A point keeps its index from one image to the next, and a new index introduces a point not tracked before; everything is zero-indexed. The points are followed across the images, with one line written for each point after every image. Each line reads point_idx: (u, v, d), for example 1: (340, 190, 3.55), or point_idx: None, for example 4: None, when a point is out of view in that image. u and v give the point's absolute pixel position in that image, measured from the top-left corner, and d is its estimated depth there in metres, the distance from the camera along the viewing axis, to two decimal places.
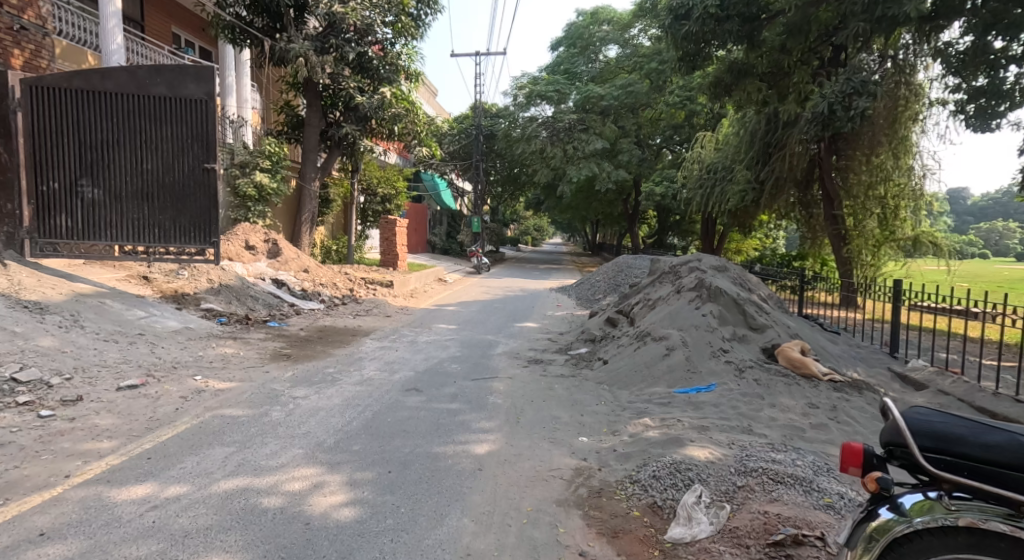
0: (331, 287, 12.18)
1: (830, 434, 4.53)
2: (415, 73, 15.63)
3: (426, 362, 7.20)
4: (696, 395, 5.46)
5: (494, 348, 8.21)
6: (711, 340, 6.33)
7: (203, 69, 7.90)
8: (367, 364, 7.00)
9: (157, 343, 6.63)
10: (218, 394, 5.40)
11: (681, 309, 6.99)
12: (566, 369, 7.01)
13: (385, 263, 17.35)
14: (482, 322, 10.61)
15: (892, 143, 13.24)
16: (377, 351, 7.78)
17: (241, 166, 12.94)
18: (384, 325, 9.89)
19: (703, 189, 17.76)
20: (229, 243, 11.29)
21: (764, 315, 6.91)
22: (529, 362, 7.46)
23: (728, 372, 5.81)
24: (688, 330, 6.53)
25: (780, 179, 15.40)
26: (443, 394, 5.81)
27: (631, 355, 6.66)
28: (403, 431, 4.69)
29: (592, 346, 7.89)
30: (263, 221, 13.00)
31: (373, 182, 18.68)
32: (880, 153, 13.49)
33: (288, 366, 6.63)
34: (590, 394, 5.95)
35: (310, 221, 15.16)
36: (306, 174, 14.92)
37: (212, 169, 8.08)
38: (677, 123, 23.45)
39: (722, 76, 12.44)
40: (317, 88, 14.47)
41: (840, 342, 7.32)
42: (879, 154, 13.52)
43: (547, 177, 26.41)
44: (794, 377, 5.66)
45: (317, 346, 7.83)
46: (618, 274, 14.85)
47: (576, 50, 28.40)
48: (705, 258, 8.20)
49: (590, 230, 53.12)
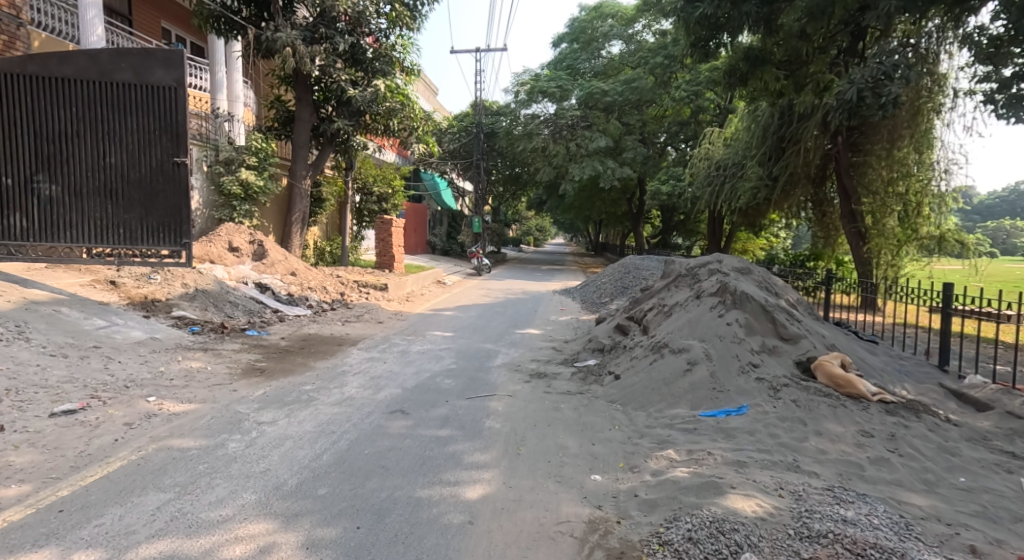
0: (320, 291, 11.45)
1: (894, 472, 3.78)
2: (410, 65, 14.90)
3: (418, 377, 6.44)
4: (726, 420, 4.70)
5: (493, 360, 7.46)
6: (738, 354, 5.58)
7: (172, 52, 7.12)
8: (350, 379, 6.25)
9: (112, 356, 5.86)
10: (171, 419, 4.63)
11: (702, 317, 6.23)
12: (573, 385, 6.26)
13: (381, 265, 16.63)
14: (481, 328, 9.87)
15: (915, 136, 12.42)
16: (363, 363, 7.03)
17: (226, 163, 12.22)
18: (374, 333, 9.14)
19: (712, 187, 16.97)
20: (210, 245, 10.67)
21: (797, 324, 6.14)
22: (532, 376, 6.70)
23: (762, 392, 5.06)
24: (712, 340, 5.79)
25: (795, 174, 14.59)
26: (433, 417, 5.05)
27: (646, 369, 5.91)
28: (383, 468, 3.94)
29: (601, 358, 7.14)
30: (249, 222, 12.30)
31: (369, 181, 17.88)
32: (903, 147, 12.68)
33: (260, 382, 5.87)
34: (602, 417, 5.19)
35: (301, 220, 14.41)
36: (296, 172, 14.18)
37: (184, 163, 7.33)
38: (683, 120, 22.66)
39: (736, 64, 11.62)
40: (307, 81, 13.80)
41: (880, 353, 6.56)
42: (902, 148, 12.68)
43: (549, 176, 25.65)
44: (839, 398, 4.90)
45: (297, 358, 7.07)
46: (625, 275, 14.10)
47: (578, 45, 27.59)
48: (726, 258, 7.43)
49: (591, 229, 52.27)
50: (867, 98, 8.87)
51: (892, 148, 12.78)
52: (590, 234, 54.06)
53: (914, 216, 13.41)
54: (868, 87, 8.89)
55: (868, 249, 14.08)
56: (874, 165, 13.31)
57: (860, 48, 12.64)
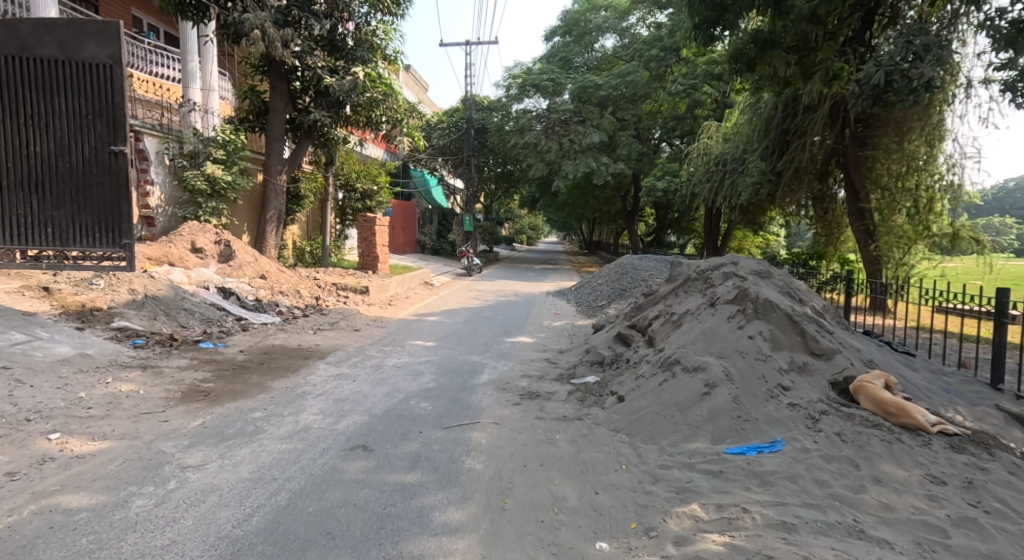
0: (292, 295, 10.50)
1: (987, 539, 2.94)
2: (393, 53, 14.09)
3: (389, 400, 5.53)
4: (758, 460, 3.85)
5: (479, 375, 6.57)
6: (765, 375, 4.73)
7: (106, 24, 6.17)
8: (310, 403, 5.35)
9: (22, 380, 4.92)
10: (71, 465, 3.72)
11: (719, 329, 5.38)
12: (569, 409, 5.40)
13: (364, 266, 15.74)
14: (467, 337, 8.97)
15: (925, 129, 11.57)
16: (328, 382, 6.12)
17: (190, 157, 11.26)
18: (347, 343, 8.23)
19: (711, 182, 16.11)
20: (169, 246, 9.79)
21: (828, 336, 5.29)
22: (523, 396, 5.81)
23: (799, 423, 4.21)
24: (732, 358, 4.96)
25: (800, 169, 13.75)
26: (401, 457, 4.16)
27: (655, 391, 5.06)
28: (328, 536, 3.07)
29: (601, 374, 6.28)
30: (216, 220, 11.39)
31: (352, 177, 16.94)
32: (913, 140, 11.82)
33: (200, 408, 4.95)
34: (605, 454, 4.32)
35: (276, 219, 13.45)
36: (270, 167, 13.22)
37: (122, 152, 6.39)
38: (679, 115, 21.78)
39: (744, 48, 10.73)
40: (281, 68, 12.83)
41: (921, 368, 5.72)
42: (913, 141, 11.83)
43: (542, 172, 24.69)
44: (892, 430, 4.04)
45: (252, 376, 6.13)
46: (622, 277, 13.28)
47: (570, 38, 26.66)
48: (742, 259, 6.54)
49: (585, 226, 51.26)
50: (896, 82, 7.97)
51: (902, 142, 11.96)
52: (583, 231, 53.05)
53: (924, 212, 12.44)
54: (896, 69, 8.02)
55: (875, 248, 13.21)
56: (882, 159, 12.53)
57: (866, 37, 11.72)
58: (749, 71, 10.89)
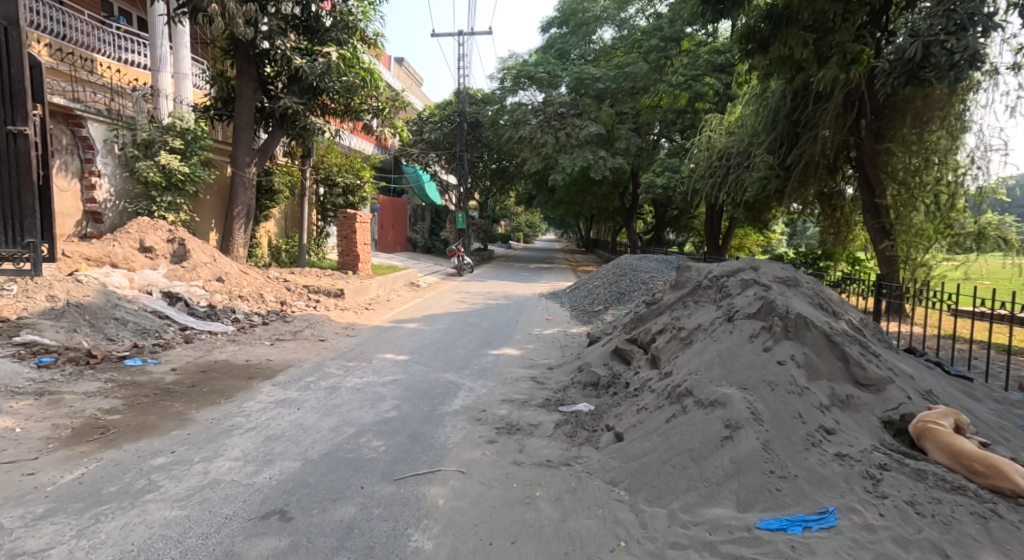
0: (253, 300, 9.45)
1: None
2: (373, 36, 13.11)
3: (333, 439, 4.48)
4: (803, 545, 2.84)
5: (451, 401, 5.52)
6: (802, 414, 3.69)
7: None
8: (234, 442, 4.29)
9: None
10: None
11: (738, 351, 4.36)
12: (555, 449, 4.36)
13: (344, 266, 14.69)
14: (445, 349, 7.92)
15: (947, 119, 10.59)
16: (267, 412, 5.07)
17: (144, 146, 10.27)
18: (305, 358, 7.18)
19: (714, 178, 14.63)
20: (113, 245, 8.82)
21: (876, 360, 4.24)
22: (502, 430, 4.76)
23: (853, 485, 3.17)
24: (757, 390, 3.93)
25: (811, 164, 12.48)
26: (326, 533, 3.15)
27: (661, 431, 4.02)
28: None
29: (595, 401, 5.24)
30: (172, 216, 10.38)
31: (333, 171, 15.83)
32: (933, 131, 10.82)
33: (85, 454, 3.91)
34: (598, 522, 3.31)
35: (245, 215, 12.37)
36: (237, 159, 12.16)
37: (22, 133, 4.97)
38: (679, 109, 20.60)
39: (757, 25, 9.61)
40: (249, 50, 11.77)
41: (983, 397, 4.70)
42: (933, 131, 10.84)
43: (536, 167, 23.39)
44: (981, 499, 3.03)
45: (174, 403, 5.07)
46: (620, 279, 12.27)
47: (568, 30, 25.58)
48: (762, 264, 5.49)
49: (582, 224, 50.34)
50: (936, 53, 6.93)
51: (921, 133, 10.93)
52: (581, 229, 52.11)
53: (946, 207, 11.20)
54: (936, 40, 6.98)
55: (891, 247, 11.81)
56: (898, 153, 11.36)
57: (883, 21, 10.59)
58: (763, 52, 9.78)
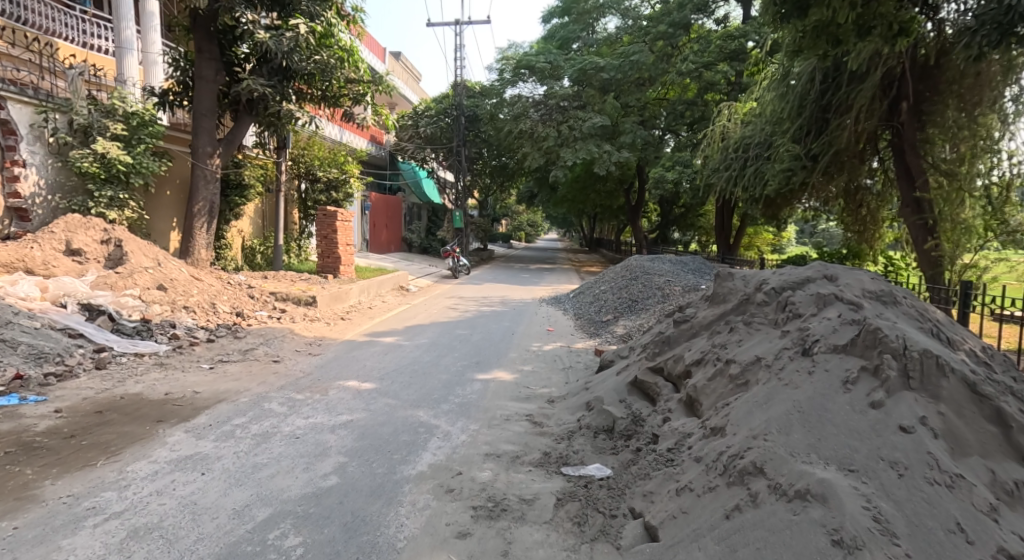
0: (201, 312, 8.03)
1: None
2: (353, 11, 11.72)
3: (230, 532, 3.06)
4: None
5: (418, 457, 4.09)
6: (959, 524, 2.33)
7: None
8: (76, 545, 2.88)
9: None
10: None
11: (832, 403, 2.97)
12: (558, 550, 2.93)
13: (323, 268, 13.25)
14: (424, 373, 6.51)
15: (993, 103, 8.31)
16: (157, 477, 3.65)
17: (83, 132, 8.90)
18: (246, 386, 5.76)
19: (730, 171, 12.84)
20: (32, 247, 7.43)
21: None
22: (480, 511, 3.32)
23: None
24: (876, 477, 2.55)
25: (843, 153, 9.81)
26: None
27: (722, 532, 2.60)
28: None
29: (613, 460, 3.81)
30: (116, 213, 8.92)
31: (313, 165, 14.33)
32: (983, 114, 8.46)
33: None
34: None
35: (207, 214, 10.89)
36: (198, 151, 10.70)
37: None
38: (688, 100, 19.13)
39: None
40: (209, 25, 10.39)
41: None
42: (984, 114, 8.43)
43: (537, 162, 21.80)
44: None
45: (26, 467, 3.66)
46: (630, 283, 10.77)
47: (569, 18, 23.93)
48: (842, 273, 4.07)
49: (584, 221, 48.59)
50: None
51: (970, 117, 8.47)
52: (581, 228, 50.51)
53: (999, 203, 8.97)
54: None
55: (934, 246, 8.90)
56: (940, 140, 9.07)
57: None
58: (800, 17, 7.56)
